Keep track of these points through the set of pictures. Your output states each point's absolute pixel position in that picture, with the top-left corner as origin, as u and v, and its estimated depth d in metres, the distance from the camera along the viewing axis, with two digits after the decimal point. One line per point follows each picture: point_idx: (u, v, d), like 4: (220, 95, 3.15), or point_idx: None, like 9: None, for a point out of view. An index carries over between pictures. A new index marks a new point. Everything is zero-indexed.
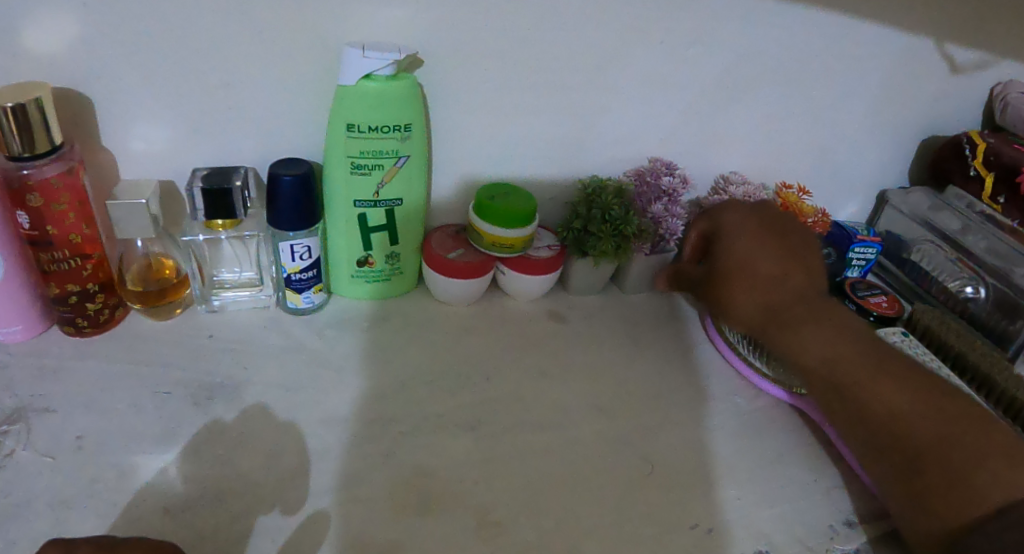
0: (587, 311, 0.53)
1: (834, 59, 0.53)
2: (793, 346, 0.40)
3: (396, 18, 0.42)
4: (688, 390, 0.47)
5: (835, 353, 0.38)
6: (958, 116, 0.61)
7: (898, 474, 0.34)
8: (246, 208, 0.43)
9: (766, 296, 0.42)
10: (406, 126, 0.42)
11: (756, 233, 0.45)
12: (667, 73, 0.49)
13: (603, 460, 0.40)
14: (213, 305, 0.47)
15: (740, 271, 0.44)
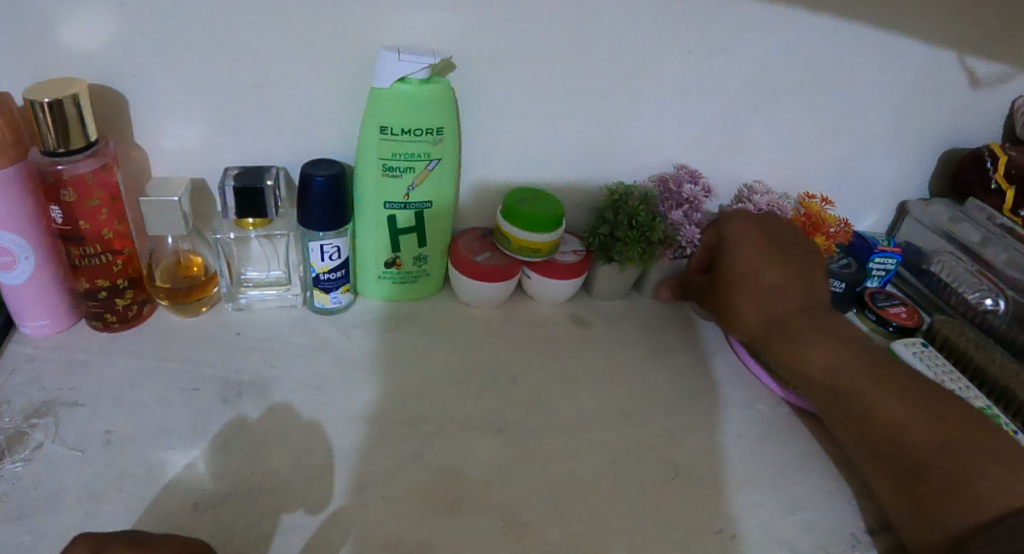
0: (609, 316, 0.53)
1: (858, 70, 0.53)
2: (791, 355, 0.43)
3: (429, 22, 0.42)
4: (710, 397, 0.47)
5: (833, 362, 0.42)
6: (979, 128, 0.61)
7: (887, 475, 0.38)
8: (278, 208, 0.44)
9: (769, 309, 0.45)
10: (439, 129, 0.42)
11: (761, 246, 0.47)
12: (694, 81, 0.49)
13: (627, 464, 0.40)
14: (240, 303, 0.47)
15: (744, 284, 0.46)
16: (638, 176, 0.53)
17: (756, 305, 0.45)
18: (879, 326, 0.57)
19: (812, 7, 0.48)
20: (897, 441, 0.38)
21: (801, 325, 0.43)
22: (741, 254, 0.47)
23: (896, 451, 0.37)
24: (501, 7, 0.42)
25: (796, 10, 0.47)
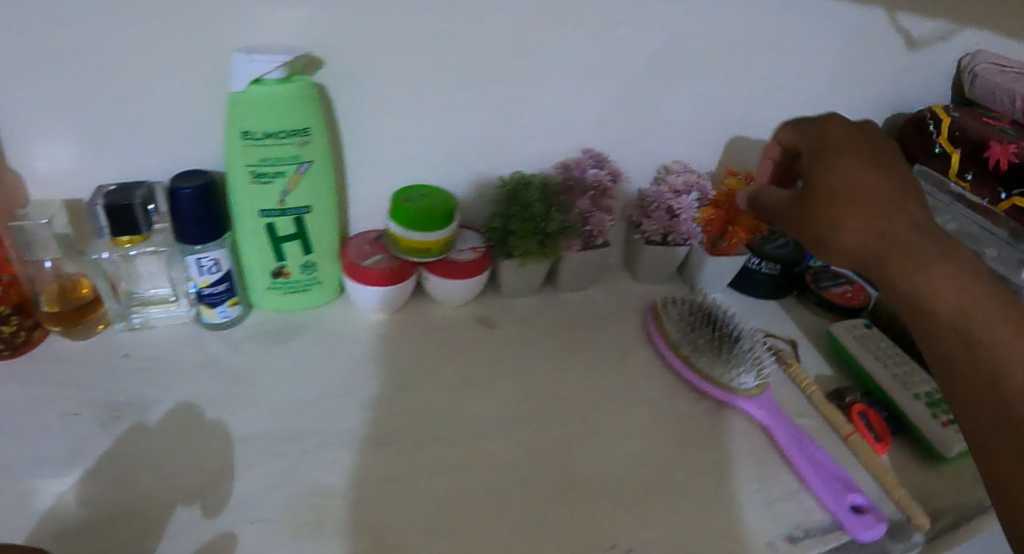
0: (520, 315, 0.50)
1: (775, 36, 0.50)
2: (915, 284, 0.32)
3: (293, 20, 0.40)
4: (622, 395, 0.44)
5: (968, 298, 0.31)
6: (917, 92, 0.58)
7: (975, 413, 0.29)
8: (152, 224, 0.42)
9: (883, 222, 0.33)
10: (304, 130, 0.40)
11: (862, 155, 0.35)
12: (594, 61, 0.47)
13: (524, 472, 0.38)
14: (133, 323, 0.45)
15: (864, 197, 0.33)
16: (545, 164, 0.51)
17: (876, 220, 0.33)
18: (822, 308, 0.55)
19: None
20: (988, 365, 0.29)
21: (909, 240, 0.32)
22: (843, 156, 0.35)
23: None
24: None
25: None
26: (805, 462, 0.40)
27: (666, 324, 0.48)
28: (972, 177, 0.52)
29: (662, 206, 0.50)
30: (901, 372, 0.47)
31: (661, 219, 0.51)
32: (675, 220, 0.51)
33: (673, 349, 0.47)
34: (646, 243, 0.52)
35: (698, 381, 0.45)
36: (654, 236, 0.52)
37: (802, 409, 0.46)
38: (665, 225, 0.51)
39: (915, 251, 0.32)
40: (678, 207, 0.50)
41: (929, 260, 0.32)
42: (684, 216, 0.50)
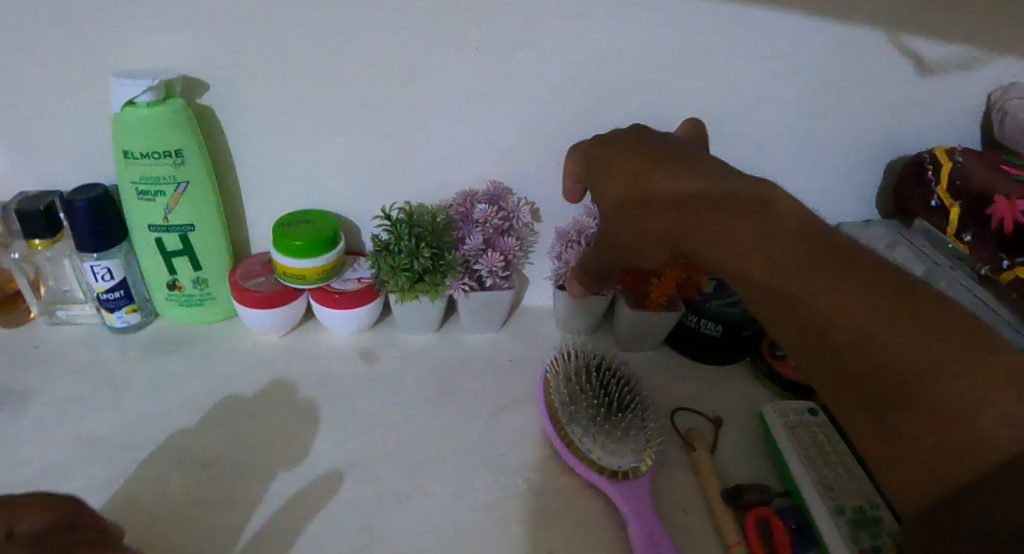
0: (409, 352, 0.48)
1: (714, 59, 0.44)
2: (762, 265, 0.24)
3: (179, 41, 0.41)
4: (479, 456, 0.40)
5: (813, 272, 0.23)
6: (927, 132, 0.48)
7: (891, 438, 0.22)
8: (64, 227, 0.44)
9: (715, 193, 0.26)
10: (177, 151, 0.41)
11: (633, 142, 0.30)
12: (493, 86, 0.44)
13: (333, 522, 0.35)
14: (57, 316, 0.47)
15: (658, 179, 0.27)
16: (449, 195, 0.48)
17: (683, 195, 0.26)
18: (771, 381, 0.47)
19: None
20: (890, 365, 0.21)
21: (724, 214, 0.25)
22: (616, 144, 0.30)
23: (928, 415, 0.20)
24: (252, 17, 0.40)
25: None
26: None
27: (551, 381, 0.42)
28: (971, 239, 0.43)
29: (568, 242, 0.46)
30: (826, 475, 0.38)
31: (570, 257, 0.46)
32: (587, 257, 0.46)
33: (551, 411, 0.41)
34: (559, 288, 0.47)
35: (569, 453, 0.39)
36: (567, 279, 0.47)
37: (693, 503, 0.39)
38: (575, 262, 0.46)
39: (744, 230, 0.24)
40: (586, 240, 0.45)
41: (767, 237, 0.24)
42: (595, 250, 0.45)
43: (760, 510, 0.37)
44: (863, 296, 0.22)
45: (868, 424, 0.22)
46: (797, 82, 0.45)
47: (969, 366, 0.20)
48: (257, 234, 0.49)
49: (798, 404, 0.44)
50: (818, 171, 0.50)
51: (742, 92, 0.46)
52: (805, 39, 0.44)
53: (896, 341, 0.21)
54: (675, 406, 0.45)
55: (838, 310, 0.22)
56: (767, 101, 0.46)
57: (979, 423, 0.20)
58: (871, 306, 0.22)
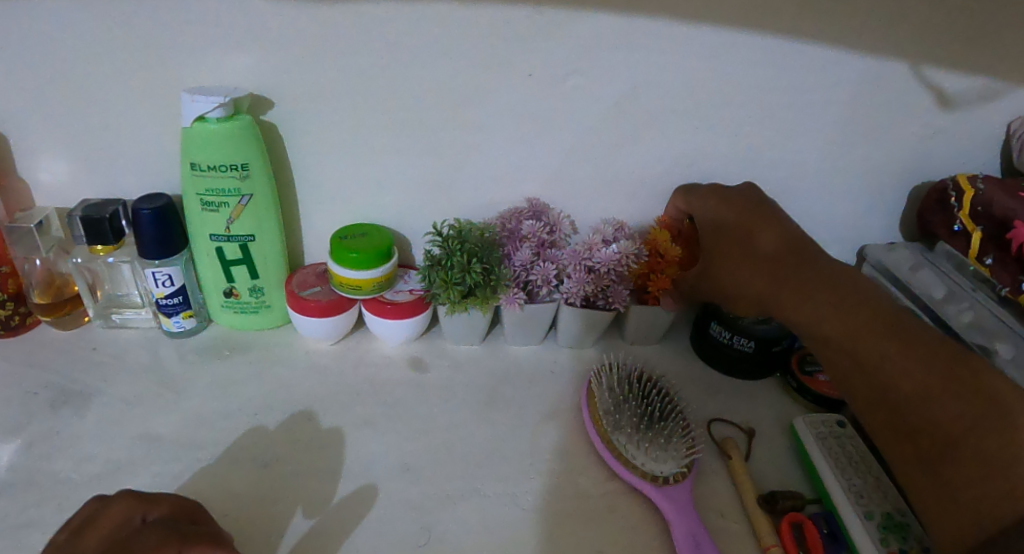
0: (455, 361, 0.50)
1: (749, 89, 0.47)
2: (812, 314, 0.42)
3: (249, 63, 0.43)
4: (527, 461, 0.42)
5: (850, 324, 0.40)
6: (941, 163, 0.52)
7: (920, 468, 0.35)
8: (124, 234, 0.46)
9: (781, 264, 0.44)
10: (243, 165, 0.43)
11: (750, 212, 0.46)
12: (541, 111, 0.46)
13: (394, 523, 0.37)
14: (113, 320, 0.49)
15: (790, 258, 0.44)
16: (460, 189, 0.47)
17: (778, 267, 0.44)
18: (801, 396, 0.48)
19: (673, 25, 0.43)
20: (936, 418, 0.34)
21: (803, 288, 0.42)
22: (746, 226, 0.46)
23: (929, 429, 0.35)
24: (321, 40, 0.42)
25: (655, 24, 0.43)
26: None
27: (595, 389, 0.44)
28: (992, 261, 0.46)
29: (580, 264, 0.46)
30: (855, 483, 0.41)
31: (580, 277, 0.46)
32: (595, 277, 0.46)
33: (594, 417, 0.43)
34: (567, 305, 0.47)
35: (612, 459, 0.41)
36: (575, 297, 0.47)
37: (730, 509, 0.41)
38: (585, 283, 0.46)
39: (831, 295, 0.41)
40: (598, 262, 0.46)
41: (839, 299, 0.41)
42: (605, 270, 0.46)
43: (794, 516, 0.40)
44: (931, 379, 0.35)
45: (919, 462, 0.35)
46: (827, 111, 0.48)
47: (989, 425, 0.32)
48: (307, 243, 0.51)
49: (827, 416, 0.46)
50: (843, 194, 0.53)
51: (776, 120, 0.48)
52: (834, 73, 0.47)
53: (964, 421, 0.33)
54: (709, 417, 0.46)
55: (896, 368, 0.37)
56: (799, 128, 0.49)
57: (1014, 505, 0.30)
58: (933, 386, 0.35)
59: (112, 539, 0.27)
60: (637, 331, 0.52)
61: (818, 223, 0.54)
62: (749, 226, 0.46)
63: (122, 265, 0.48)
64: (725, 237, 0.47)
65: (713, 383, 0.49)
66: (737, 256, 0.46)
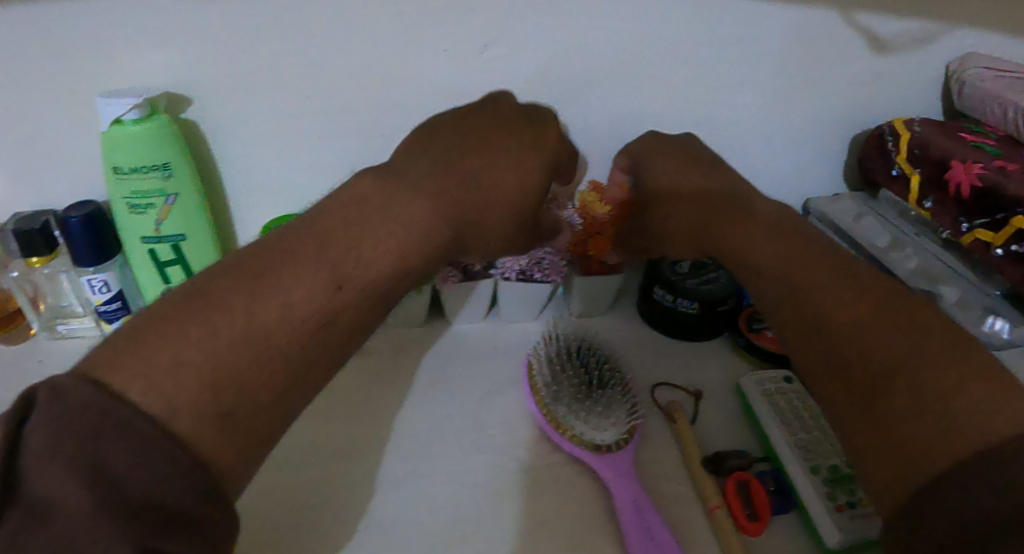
0: (400, 343, 0.50)
1: (670, 48, 0.46)
2: (746, 246, 0.39)
3: (159, 61, 0.42)
4: (469, 437, 0.42)
5: (790, 256, 0.37)
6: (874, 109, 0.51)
7: (853, 405, 0.31)
8: (58, 244, 0.46)
9: (718, 207, 0.42)
10: (165, 164, 0.43)
11: (695, 165, 0.44)
12: (464, 86, 0.46)
13: (333, 507, 0.37)
14: (59, 331, 0.49)
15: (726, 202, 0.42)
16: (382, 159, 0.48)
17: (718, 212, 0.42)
18: (750, 354, 0.48)
19: None
20: (874, 348, 0.31)
21: (744, 229, 0.40)
22: (691, 176, 0.44)
23: (863, 360, 0.31)
24: (230, 29, 0.42)
25: None
26: (642, 542, 0.35)
27: (535, 366, 0.43)
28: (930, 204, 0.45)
29: None
30: (802, 439, 0.40)
31: None
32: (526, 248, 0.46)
33: (534, 388, 0.43)
34: (504, 280, 0.48)
35: (552, 429, 0.41)
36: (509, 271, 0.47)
37: (675, 473, 0.41)
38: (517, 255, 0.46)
39: (772, 233, 0.39)
40: None
41: (780, 238, 0.38)
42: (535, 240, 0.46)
43: (739, 476, 0.39)
44: (869, 311, 0.32)
45: (853, 399, 0.31)
46: (757, 65, 0.48)
47: (930, 357, 0.29)
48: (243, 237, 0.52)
49: (774, 373, 0.46)
50: (781, 148, 0.53)
51: (702, 77, 0.48)
52: (757, 25, 0.46)
53: (903, 352, 0.30)
54: (653, 382, 0.46)
55: (834, 299, 0.34)
56: (730, 84, 0.48)
57: (955, 441, 0.26)
58: (871, 317, 0.32)
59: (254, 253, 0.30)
60: (581, 301, 0.52)
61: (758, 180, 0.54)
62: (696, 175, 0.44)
63: (61, 276, 0.48)
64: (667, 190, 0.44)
65: (661, 348, 0.49)
66: (678, 205, 0.43)
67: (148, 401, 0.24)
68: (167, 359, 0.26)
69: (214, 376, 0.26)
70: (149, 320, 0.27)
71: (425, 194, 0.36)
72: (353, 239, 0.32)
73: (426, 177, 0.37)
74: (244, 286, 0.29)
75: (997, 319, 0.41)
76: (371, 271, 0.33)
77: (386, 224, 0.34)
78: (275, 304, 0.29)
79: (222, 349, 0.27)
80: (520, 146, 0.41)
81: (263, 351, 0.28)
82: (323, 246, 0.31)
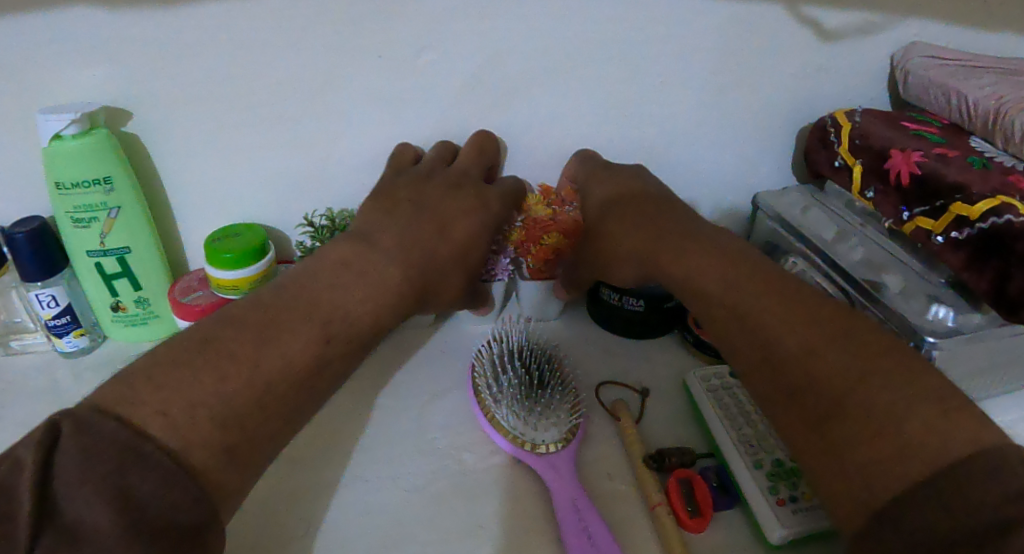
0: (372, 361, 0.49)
1: (607, 48, 0.46)
2: (687, 265, 0.39)
3: (96, 77, 0.43)
4: (414, 440, 0.42)
5: (733, 277, 0.37)
6: (810, 103, 0.52)
7: (806, 430, 0.30)
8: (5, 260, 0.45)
9: (660, 231, 0.42)
10: (106, 179, 0.43)
11: (639, 191, 0.45)
12: (402, 91, 0.46)
13: (270, 514, 0.37)
14: (11, 348, 0.49)
15: (668, 226, 0.42)
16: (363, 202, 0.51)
17: (662, 234, 0.42)
18: (699, 350, 0.49)
19: None
20: (819, 371, 0.30)
21: (688, 252, 0.40)
22: (640, 199, 0.45)
23: (812, 384, 0.30)
24: (165, 42, 0.42)
25: None
26: (577, 539, 0.35)
27: (481, 378, 0.43)
28: (872, 194, 0.46)
29: None
30: (745, 434, 0.40)
31: None
32: None
33: (478, 391, 0.43)
34: None
35: (495, 431, 0.41)
36: None
37: (618, 471, 0.40)
38: None
39: (711, 257, 0.39)
40: None
41: (718, 259, 0.38)
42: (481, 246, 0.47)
43: (682, 472, 0.39)
44: (814, 335, 0.32)
45: (805, 428, 0.30)
46: (696, 62, 0.48)
47: (877, 379, 0.29)
48: (193, 250, 0.52)
49: (720, 368, 0.46)
50: (727, 144, 0.53)
51: (641, 77, 0.48)
52: (694, 22, 0.46)
53: (852, 376, 0.29)
54: (600, 381, 0.47)
55: (777, 320, 0.33)
56: (669, 82, 0.49)
57: (910, 464, 0.25)
58: (816, 341, 0.31)
59: (273, 291, 0.34)
60: (528, 302, 0.52)
61: (700, 175, 0.54)
62: (647, 197, 0.45)
63: (11, 292, 0.48)
64: (615, 205, 0.45)
65: (614, 351, 0.50)
66: (629, 223, 0.44)
67: (211, 426, 0.27)
68: (197, 389, 0.28)
69: (226, 417, 0.28)
70: (156, 364, 0.28)
71: (394, 252, 0.39)
72: (333, 281, 0.36)
73: (396, 231, 0.40)
74: (251, 338, 0.31)
75: (940, 306, 0.40)
76: (363, 292, 0.36)
77: (370, 263, 0.37)
78: (281, 352, 0.31)
79: (233, 394, 0.29)
80: (485, 225, 0.44)
81: (262, 397, 0.30)
82: (307, 296, 0.34)
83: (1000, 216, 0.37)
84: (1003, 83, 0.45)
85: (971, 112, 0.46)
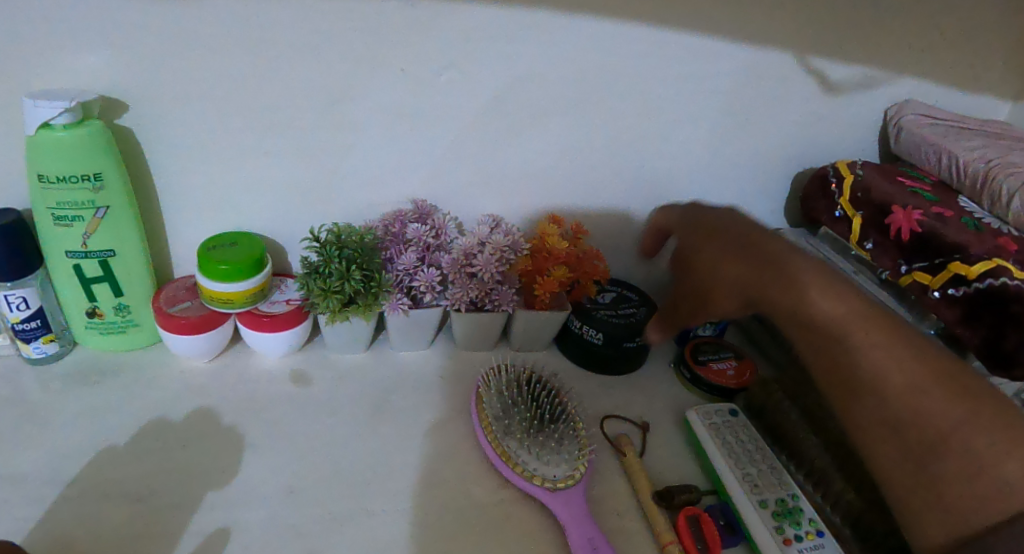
0: (369, 383, 0.48)
1: (627, 82, 0.47)
2: (806, 306, 0.31)
3: (92, 63, 0.39)
4: (420, 470, 0.41)
5: (853, 312, 0.30)
6: (809, 151, 0.54)
7: (906, 469, 0.29)
8: None
9: (776, 264, 0.32)
10: (96, 175, 0.40)
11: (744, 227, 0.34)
12: (420, 109, 0.45)
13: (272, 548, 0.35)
14: None
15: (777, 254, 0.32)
16: (366, 218, 0.50)
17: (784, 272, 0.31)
18: (694, 387, 0.51)
19: (543, 18, 0.43)
20: (928, 411, 0.28)
21: (813, 289, 0.31)
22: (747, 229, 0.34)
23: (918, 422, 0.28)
24: (173, 34, 0.39)
25: (527, 18, 0.42)
26: None
27: (487, 408, 0.42)
28: (871, 245, 0.48)
29: (460, 271, 0.46)
30: (751, 472, 0.40)
31: (462, 284, 0.46)
32: (477, 282, 0.46)
33: (484, 422, 0.42)
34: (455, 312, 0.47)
35: (504, 465, 0.40)
36: (460, 304, 0.47)
37: (627, 506, 0.40)
38: (468, 289, 0.46)
39: (826, 287, 0.31)
40: (477, 268, 0.45)
41: (839, 294, 0.31)
42: (485, 275, 0.45)
43: (690, 509, 0.39)
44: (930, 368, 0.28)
45: (899, 461, 0.29)
46: (710, 104, 0.49)
47: (981, 420, 0.27)
48: (178, 256, 0.49)
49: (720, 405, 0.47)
50: (730, 184, 0.54)
51: (657, 113, 0.49)
52: (712, 64, 0.47)
53: (959, 415, 0.27)
54: (603, 414, 0.47)
55: (891, 359, 0.29)
56: (682, 121, 0.50)
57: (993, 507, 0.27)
58: (931, 375, 0.28)
59: None
60: (524, 337, 0.51)
61: None
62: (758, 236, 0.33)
63: None
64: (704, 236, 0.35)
65: (615, 384, 0.50)
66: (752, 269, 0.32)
67: None
68: None
69: None
70: None
71: None
72: None
73: None
74: None
75: None
76: None
77: None
78: None
79: None
80: None
81: None
82: None
83: (995, 278, 0.39)
84: (990, 146, 0.48)
85: (961, 173, 0.48)
